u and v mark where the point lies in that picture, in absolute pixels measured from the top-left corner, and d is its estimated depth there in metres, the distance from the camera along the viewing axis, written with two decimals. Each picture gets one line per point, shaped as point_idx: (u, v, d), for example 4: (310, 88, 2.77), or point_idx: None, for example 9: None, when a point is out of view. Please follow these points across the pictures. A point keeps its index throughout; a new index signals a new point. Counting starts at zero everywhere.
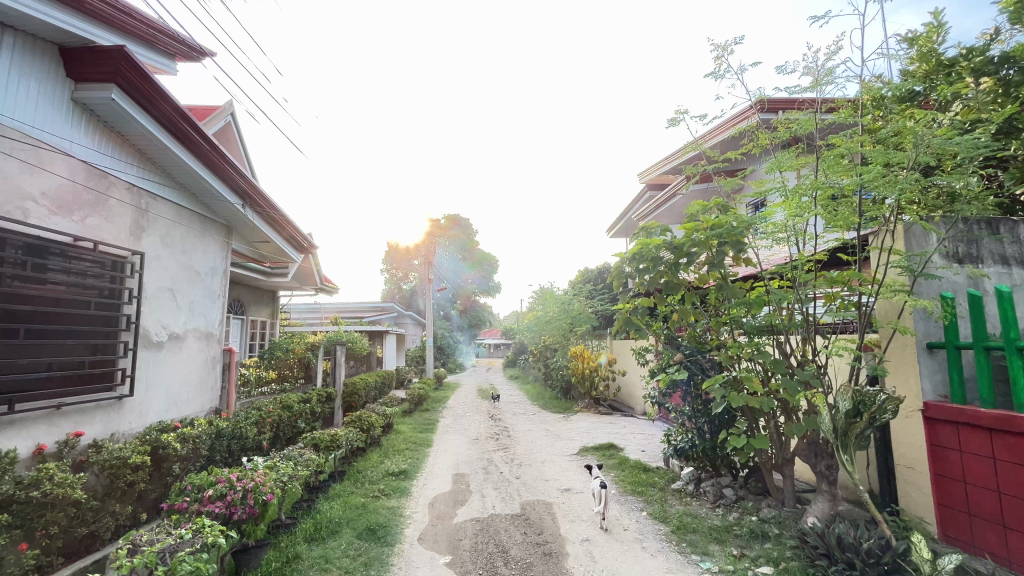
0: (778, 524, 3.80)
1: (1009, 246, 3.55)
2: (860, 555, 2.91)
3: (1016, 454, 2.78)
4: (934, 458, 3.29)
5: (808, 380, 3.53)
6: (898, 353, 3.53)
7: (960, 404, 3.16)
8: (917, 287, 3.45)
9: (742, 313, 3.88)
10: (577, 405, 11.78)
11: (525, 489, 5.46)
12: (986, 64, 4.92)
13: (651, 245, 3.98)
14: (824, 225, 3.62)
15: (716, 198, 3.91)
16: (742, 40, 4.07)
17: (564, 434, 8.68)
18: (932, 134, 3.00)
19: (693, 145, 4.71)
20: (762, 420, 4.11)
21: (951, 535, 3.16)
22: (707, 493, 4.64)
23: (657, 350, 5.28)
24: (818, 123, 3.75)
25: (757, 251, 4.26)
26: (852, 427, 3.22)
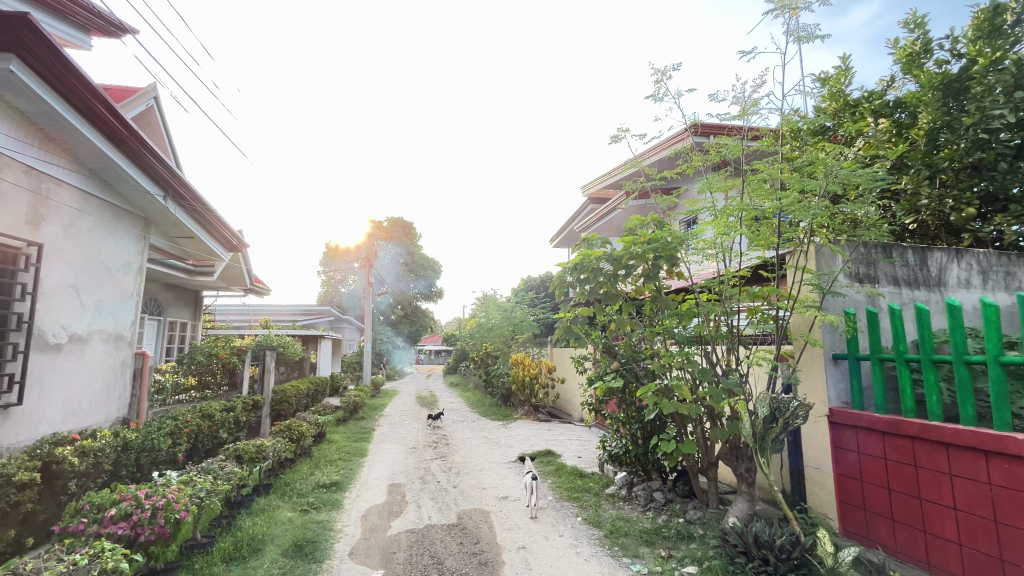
0: (703, 525, 4.02)
1: (900, 268, 3.96)
2: (773, 552, 3.12)
3: (902, 454, 3.13)
4: (837, 460, 3.62)
5: (731, 388, 3.76)
6: (809, 364, 3.85)
7: (859, 410, 3.51)
8: (825, 304, 3.80)
9: (674, 324, 4.09)
10: (517, 413, 11.85)
11: (462, 498, 5.41)
12: (883, 106, 5.56)
13: (592, 256, 4.15)
14: (748, 244, 3.91)
15: (653, 214, 4.10)
16: (679, 67, 4.33)
17: (503, 442, 8.70)
18: (840, 166, 3.35)
19: (633, 162, 4.93)
20: (690, 426, 4.34)
21: (851, 530, 3.49)
22: (639, 497, 4.81)
23: (594, 358, 5.44)
24: (744, 149, 4.05)
25: (689, 266, 4.51)
26: (769, 432, 3.48)
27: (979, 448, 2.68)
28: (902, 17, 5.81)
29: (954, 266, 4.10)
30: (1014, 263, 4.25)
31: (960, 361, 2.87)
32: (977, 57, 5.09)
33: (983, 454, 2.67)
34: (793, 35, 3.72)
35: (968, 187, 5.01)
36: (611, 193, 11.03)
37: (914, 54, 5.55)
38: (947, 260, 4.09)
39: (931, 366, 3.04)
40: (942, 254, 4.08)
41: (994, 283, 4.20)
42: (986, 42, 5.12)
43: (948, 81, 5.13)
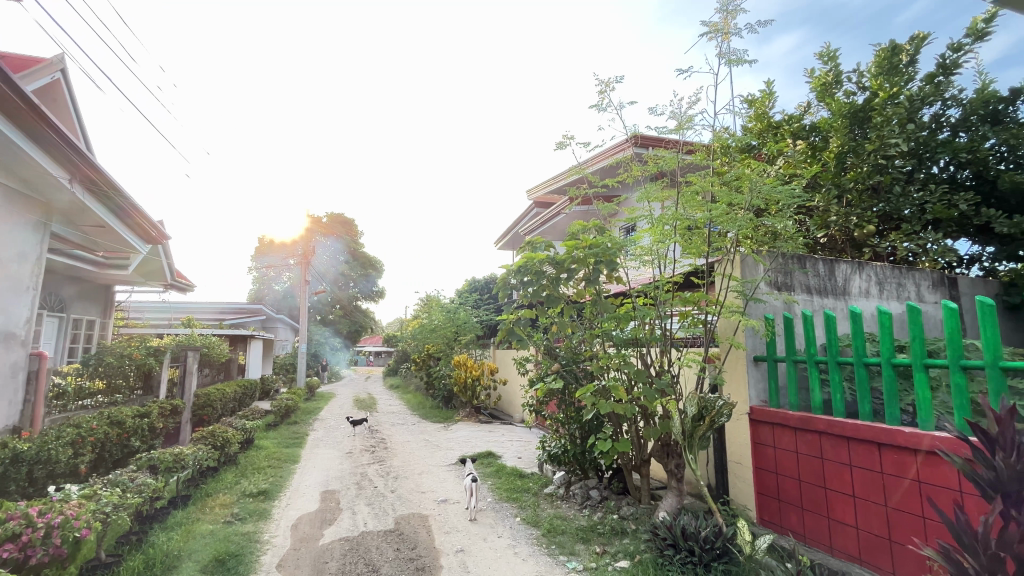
0: (635, 520, 4.19)
1: (812, 277, 4.34)
2: (698, 542, 3.30)
3: (811, 448, 3.42)
4: (755, 454, 3.90)
5: (664, 389, 3.94)
6: (733, 365, 4.12)
7: (775, 408, 3.80)
8: (749, 309, 4.08)
9: (612, 327, 4.25)
10: (458, 414, 11.78)
11: (399, 503, 5.29)
12: (801, 130, 6.09)
13: (535, 259, 4.21)
14: (681, 252, 4.13)
15: (594, 220, 4.23)
16: (622, 80, 4.50)
17: (443, 444, 8.61)
18: (763, 183, 3.63)
19: (577, 169, 5.06)
20: (625, 425, 4.51)
21: (767, 519, 3.77)
22: (576, 495, 4.93)
23: (536, 360, 5.51)
24: (679, 162, 4.29)
25: (627, 271, 4.68)
26: (696, 430, 3.71)
27: (875, 440, 2.99)
28: (817, 49, 6.41)
29: (857, 276, 4.55)
30: (905, 276, 4.78)
31: (861, 362, 3.19)
32: (878, 91, 5.71)
33: (878, 446, 2.98)
34: (724, 57, 3.98)
35: (869, 207, 5.60)
36: (555, 198, 11.27)
37: (827, 83, 6.13)
38: (851, 271, 4.53)
39: (837, 366, 3.35)
40: (847, 266, 4.51)
41: (888, 293, 4.70)
42: (885, 78, 5.75)
43: (854, 111, 5.70)
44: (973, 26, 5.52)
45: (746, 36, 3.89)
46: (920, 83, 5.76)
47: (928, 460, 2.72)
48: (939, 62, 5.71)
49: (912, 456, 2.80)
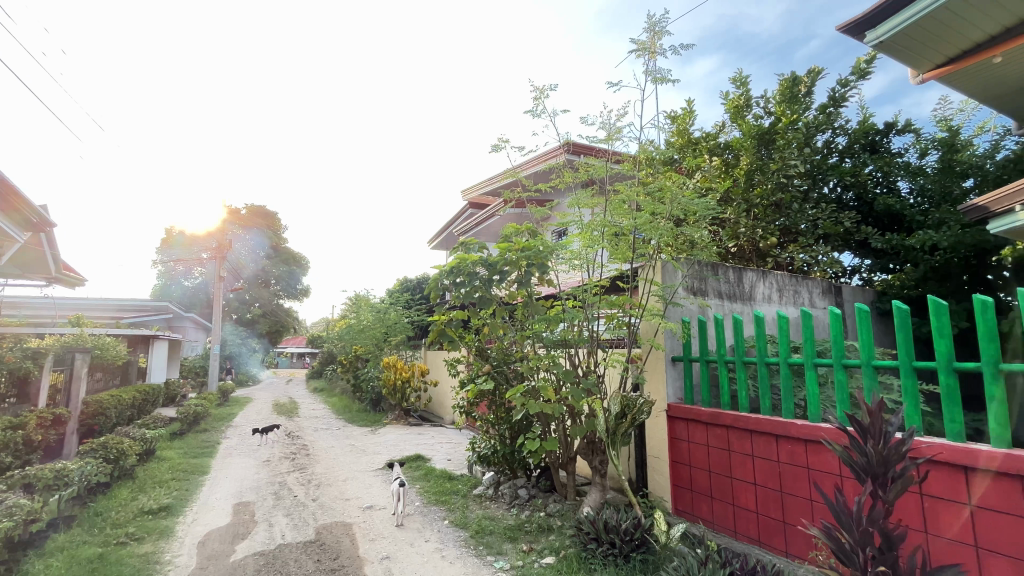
0: (561, 516, 4.31)
1: (723, 283, 4.71)
2: (619, 535, 3.46)
3: (720, 441, 3.71)
4: (672, 448, 4.16)
5: (590, 388, 4.09)
6: (653, 365, 4.36)
7: (690, 405, 4.08)
8: (668, 312, 4.33)
9: (543, 328, 4.34)
10: (387, 418, 11.47)
11: (321, 512, 5.06)
12: (716, 147, 6.63)
13: (468, 261, 4.20)
14: (608, 257, 4.32)
15: (527, 223, 4.31)
16: (556, 88, 4.63)
17: (370, 449, 8.33)
18: (682, 195, 3.88)
19: (511, 172, 5.12)
20: (553, 424, 4.62)
21: (681, 508, 4.05)
22: (504, 495, 5.00)
23: (467, 361, 5.50)
24: (608, 171, 4.48)
25: (558, 274, 4.81)
26: (619, 427, 3.90)
27: (773, 432, 3.30)
28: (732, 74, 6.98)
29: (761, 284, 5.00)
30: (800, 284, 5.33)
31: (763, 361, 3.50)
32: (781, 116, 6.32)
33: (775, 437, 3.30)
34: (650, 75, 4.21)
35: (772, 221, 6.23)
36: (490, 200, 11.30)
37: (739, 106, 6.70)
38: (756, 279, 4.97)
39: (743, 365, 3.66)
40: (752, 274, 4.95)
41: (787, 299, 5.21)
42: (787, 106, 6.38)
43: (761, 133, 6.27)
44: (857, 65, 6.28)
45: (671, 57, 4.15)
46: (815, 112, 6.45)
47: (815, 449, 3.06)
48: (831, 95, 6.42)
49: (803, 445, 3.12)
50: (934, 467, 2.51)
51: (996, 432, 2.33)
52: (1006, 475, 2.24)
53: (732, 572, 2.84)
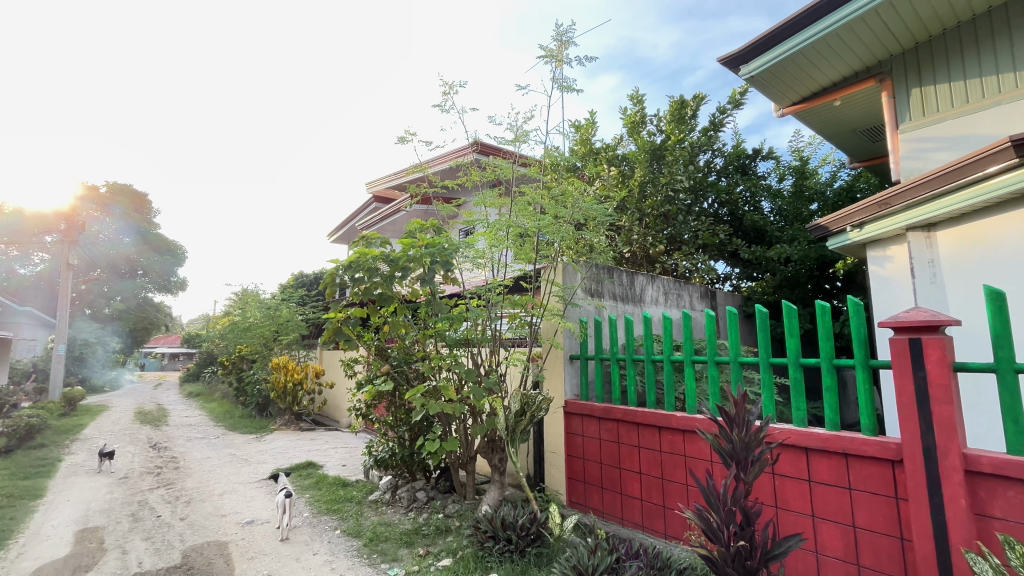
0: (459, 517, 4.27)
1: (616, 286, 5.01)
2: (515, 531, 3.53)
3: (610, 434, 3.94)
4: (567, 443, 4.34)
5: (490, 387, 4.11)
6: (553, 363, 4.51)
7: (585, 401, 4.28)
8: (567, 312, 4.49)
9: (445, 327, 4.27)
10: (274, 423, 10.57)
11: (189, 532, 4.49)
12: (614, 158, 7.10)
13: (368, 256, 4.01)
14: (512, 257, 4.39)
15: (432, 219, 4.21)
16: (465, 85, 4.60)
17: (253, 458, 7.61)
18: (582, 201, 4.06)
19: (417, 167, 4.98)
20: (454, 424, 4.57)
21: (574, 500, 4.23)
22: (401, 499, 4.85)
23: (366, 361, 5.24)
24: (514, 172, 4.54)
25: (462, 273, 4.77)
26: (518, 424, 3.97)
27: (657, 424, 3.59)
28: (630, 91, 7.49)
29: (649, 287, 5.41)
30: (683, 289, 5.86)
31: (650, 358, 3.77)
32: (671, 135, 6.90)
33: (659, 429, 3.58)
34: (557, 82, 4.34)
35: (661, 229, 6.79)
36: (395, 195, 10.95)
37: (636, 122, 7.22)
38: (645, 282, 5.36)
39: (632, 363, 3.92)
40: (642, 278, 5.34)
41: (671, 301, 5.69)
42: (676, 126, 6.99)
43: (654, 148, 6.82)
44: (734, 96, 7.07)
45: (576, 67, 4.32)
46: (699, 133, 7.13)
47: (691, 438, 3.36)
48: (713, 119, 7.15)
49: (681, 435, 3.42)
50: (784, 450, 2.88)
51: (829, 416, 2.73)
52: (836, 454, 2.64)
53: (618, 558, 3.00)
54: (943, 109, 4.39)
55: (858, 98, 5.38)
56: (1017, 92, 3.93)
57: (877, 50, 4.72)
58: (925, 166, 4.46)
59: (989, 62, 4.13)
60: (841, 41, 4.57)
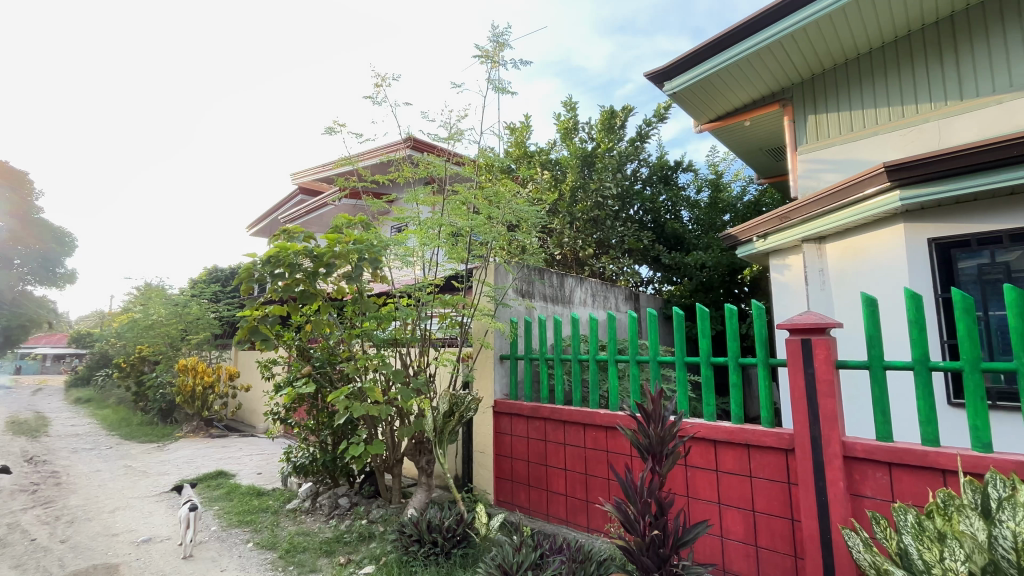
0: (384, 521, 4.15)
1: (546, 288, 5.12)
2: (441, 533, 3.49)
3: (538, 432, 4.02)
4: (496, 442, 4.36)
5: (419, 388, 4.03)
6: (483, 363, 4.51)
7: (514, 400, 4.32)
8: (498, 312, 4.50)
9: (373, 327, 4.13)
10: (180, 430, 9.69)
11: (71, 555, 3.99)
12: (547, 162, 7.33)
13: (290, 250, 3.78)
14: (444, 256, 4.34)
15: (361, 215, 4.06)
16: (399, 78, 4.48)
17: (153, 469, 6.91)
18: (514, 202, 4.10)
19: (346, 159, 4.78)
20: (380, 426, 4.44)
21: (502, 499, 4.27)
22: (322, 507, 4.63)
23: (286, 361, 4.96)
24: (447, 170, 4.49)
25: (392, 271, 4.64)
26: (446, 425, 3.93)
27: (582, 421, 3.70)
28: (564, 98, 7.71)
29: (578, 289, 5.58)
30: (610, 291, 6.11)
31: (577, 357, 3.88)
32: (601, 143, 7.16)
33: (583, 426, 3.70)
34: (492, 83, 4.36)
35: (590, 234, 7.04)
36: (323, 188, 10.44)
37: (569, 128, 7.51)
38: (574, 284, 5.53)
39: (560, 362, 4.01)
40: (571, 280, 5.50)
41: (598, 303, 5.91)
42: (606, 135, 7.29)
43: (585, 155, 7.08)
44: (659, 110, 7.49)
45: (511, 69, 4.35)
46: (627, 143, 7.48)
47: (613, 435, 3.51)
48: (640, 130, 7.52)
49: (604, 432, 3.56)
50: (695, 443, 3.08)
51: (734, 409, 2.97)
52: (739, 445, 2.87)
53: (542, 554, 3.06)
54: (832, 135, 4.94)
55: (765, 120, 5.90)
56: (891, 124, 4.52)
57: (781, 77, 5.21)
58: (817, 185, 4.97)
59: (870, 97, 4.72)
60: (752, 66, 4.99)
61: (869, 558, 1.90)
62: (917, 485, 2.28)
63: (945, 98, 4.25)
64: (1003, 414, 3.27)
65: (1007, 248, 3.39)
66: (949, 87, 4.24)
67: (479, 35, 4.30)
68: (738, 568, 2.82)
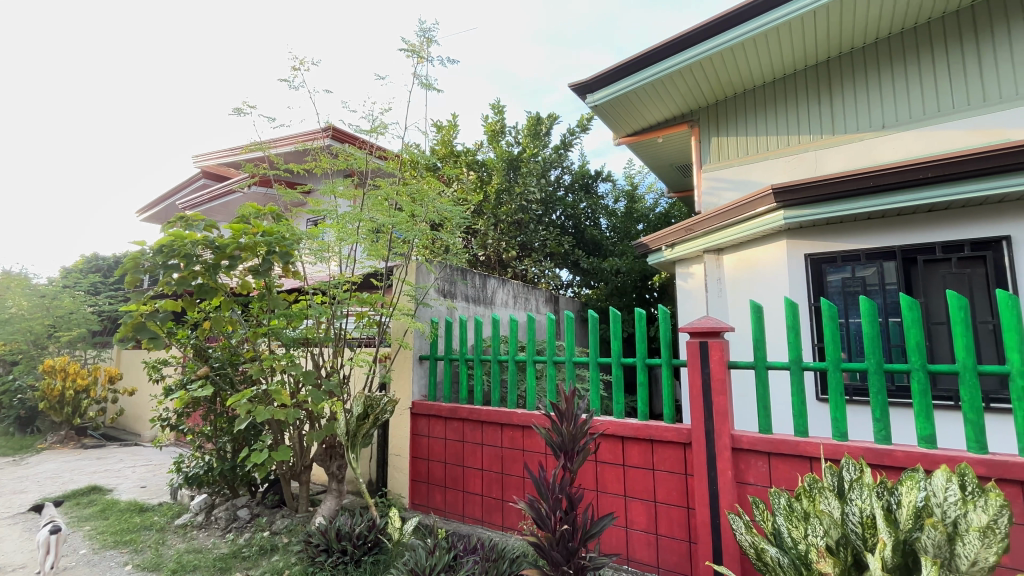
0: (288, 532, 3.91)
1: (469, 288, 5.13)
2: (351, 541, 3.35)
3: (456, 433, 4.01)
4: (413, 445, 4.29)
5: (331, 390, 3.83)
6: (400, 364, 4.40)
7: (433, 401, 4.26)
8: (418, 312, 4.40)
9: (283, 325, 3.89)
10: (42, 441, 8.42)
11: None
12: (473, 163, 7.34)
13: (186, 239, 3.43)
14: (363, 253, 4.19)
15: (271, 205, 3.79)
16: (320, 63, 4.31)
17: (6, 487, 5.94)
18: (437, 200, 4.04)
19: (257, 145, 4.45)
20: (287, 431, 4.19)
21: (417, 502, 4.20)
22: (218, 520, 4.25)
23: (178, 362, 4.50)
24: (369, 164, 4.31)
25: (305, 266, 4.38)
26: (360, 428, 3.76)
27: (499, 421, 3.75)
28: (491, 101, 7.77)
29: (500, 290, 5.65)
30: (531, 293, 6.25)
31: (497, 358, 3.91)
32: (526, 148, 7.33)
33: (501, 425, 3.75)
34: (419, 79, 4.28)
35: (514, 236, 7.16)
36: (230, 174, 9.64)
37: (496, 131, 7.59)
38: (496, 285, 5.59)
39: (480, 363, 4.02)
40: (494, 281, 5.55)
41: (519, 305, 6.02)
42: (532, 140, 7.46)
43: (510, 159, 7.20)
44: (582, 121, 7.80)
45: (437, 66, 4.32)
46: (552, 150, 7.69)
47: (528, 434, 3.59)
48: (564, 139, 7.78)
49: (521, 431, 3.63)
50: (604, 440, 3.24)
51: (641, 407, 3.16)
52: (644, 440, 3.06)
53: (455, 555, 3.05)
54: (731, 157, 5.46)
55: (676, 138, 6.36)
56: (779, 151, 5.09)
57: (689, 100, 5.66)
58: (718, 202, 5.44)
59: (763, 126, 5.29)
60: (665, 87, 5.37)
61: (749, 539, 2.11)
62: (790, 471, 2.57)
63: (822, 132, 4.88)
64: (858, 408, 3.79)
65: (865, 264, 3.94)
66: (824, 123, 4.88)
67: (406, 28, 4.21)
68: (640, 556, 3.01)
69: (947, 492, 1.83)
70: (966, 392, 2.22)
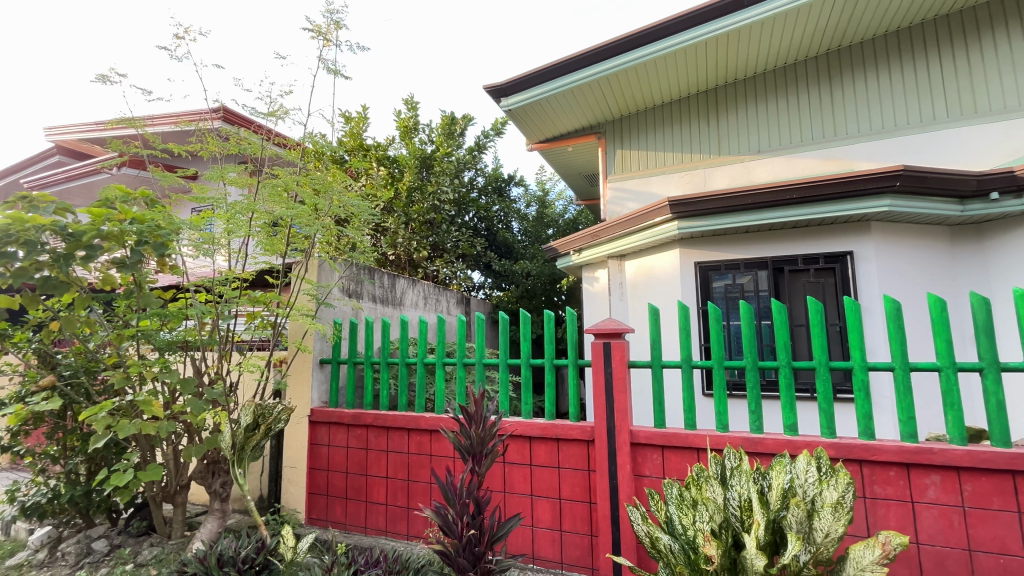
0: (157, 563, 3.42)
1: (377, 288, 4.92)
2: (235, 566, 3.01)
3: (359, 441, 3.80)
4: (311, 455, 4.00)
5: (214, 399, 3.43)
6: (298, 369, 4.04)
7: (334, 408, 4.00)
8: (319, 313, 4.10)
9: (155, 327, 3.42)
10: None
11: None
12: (384, 158, 7.08)
13: (29, 223, 2.87)
14: (257, 248, 3.82)
15: (143, 188, 3.31)
16: (208, 33, 3.83)
17: None
18: (341, 194, 3.79)
19: (127, 120, 3.87)
20: (159, 448, 3.67)
21: (314, 517, 3.91)
22: (66, 556, 3.62)
23: (15, 370, 3.77)
24: (265, 150, 3.94)
25: (185, 259, 3.88)
26: (248, 441, 3.38)
27: (405, 426, 3.61)
28: (405, 95, 7.55)
29: (410, 291, 5.50)
30: (441, 294, 6.16)
31: (404, 360, 3.75)
32: (440, 147, 7.22)
33: (408, 431, 3.61)
34: (325, 65, 4.01)
35: (425, 236, 7.02)
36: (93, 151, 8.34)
37: (408, 127, 7.39)
38: (406, 286, 5.42)
39: (387, 366, 3.84)
40: (403, 281, 5.38)
41: (429, 306, 5.89)
42: (445, 140, 7.36)
43: (423, 157, 7.05)
44: (496, 124, 7.87)
45: (346, 52, 4.07)
46: (465, 151, 7.64)
47: (437, 439, 3.50)
48: (478, 141, 7.78)
49: (429, 435, 3.53)
50: (513, 441, 3.26)
51: (548, 407, 3.22)
52: (551, 439, 3.13)
53: (356, 570, 2.88)
54: (634, 169, 5.82)
55: (585, 148, 6.65)
56: (675, 166, 5.53)
57: (597, 112, 5.96)
58: (621, 211, 5.77)
59: (661, 143, 5.72)
60: (574, 98, 5.59)
61: (645, 528, 2.23)
62: (680, 462, 2.78)
63: (710, 152, 5.39)
64: (736, 401, 4.23)
65: (744, 272, 4.40)
66: (712, 144, 5.40)
67: (310, 7, 3.91)
68: (545, 554, 3.07)
69: (807, 473, 2.08)
70: (821, 385, 2.55)
